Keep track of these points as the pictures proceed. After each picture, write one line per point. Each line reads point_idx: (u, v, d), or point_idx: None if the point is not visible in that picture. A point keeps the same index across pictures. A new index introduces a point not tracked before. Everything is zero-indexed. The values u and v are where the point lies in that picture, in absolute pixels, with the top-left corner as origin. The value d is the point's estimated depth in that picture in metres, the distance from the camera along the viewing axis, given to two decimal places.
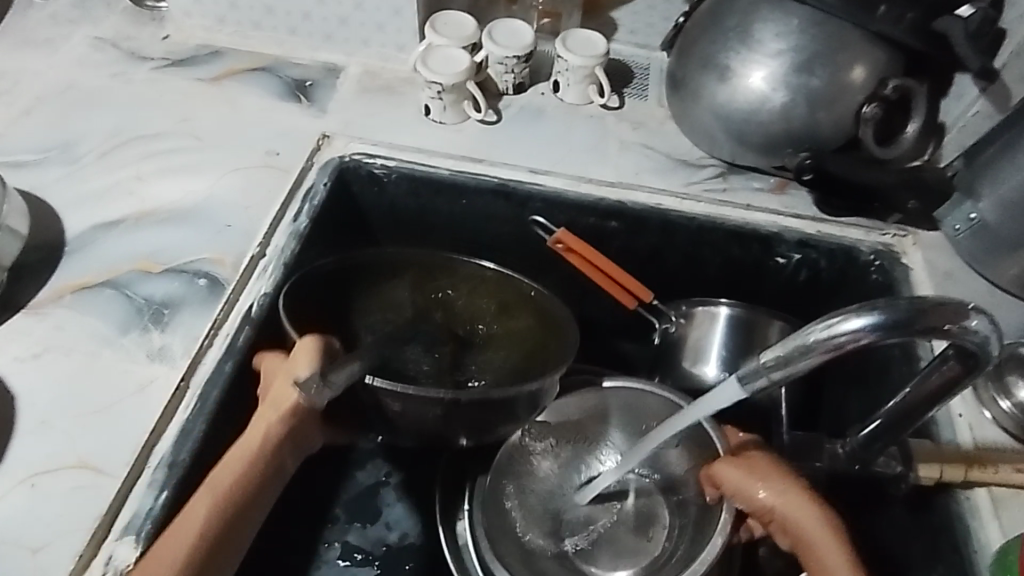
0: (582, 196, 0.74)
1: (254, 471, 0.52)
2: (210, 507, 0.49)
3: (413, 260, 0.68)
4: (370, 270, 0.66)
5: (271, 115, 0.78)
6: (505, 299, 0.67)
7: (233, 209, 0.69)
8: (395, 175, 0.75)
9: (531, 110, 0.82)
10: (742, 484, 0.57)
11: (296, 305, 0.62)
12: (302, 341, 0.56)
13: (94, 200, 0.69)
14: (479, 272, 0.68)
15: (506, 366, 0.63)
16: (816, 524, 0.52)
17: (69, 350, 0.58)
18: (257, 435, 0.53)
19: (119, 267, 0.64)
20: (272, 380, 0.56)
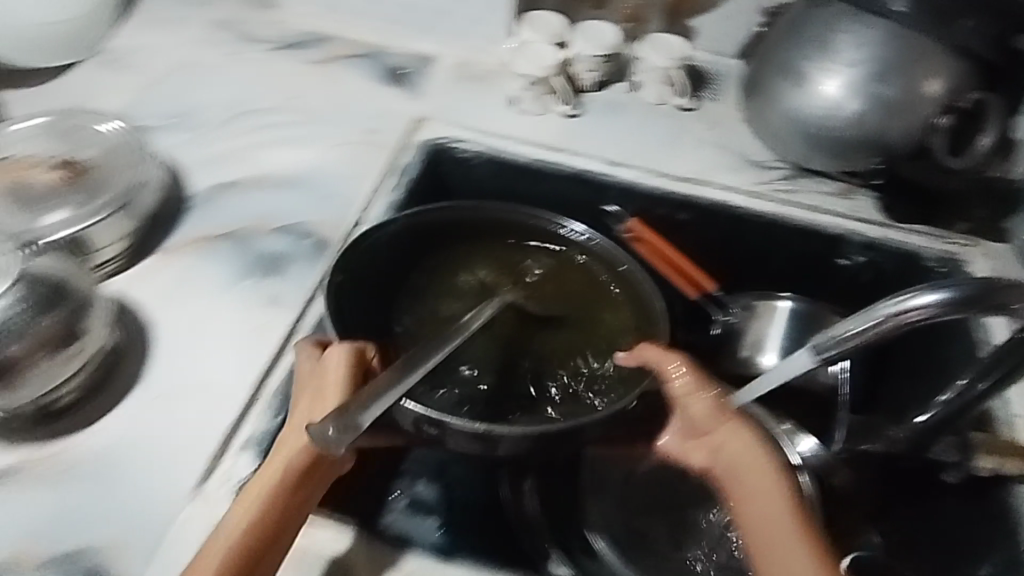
0: (654, 188, 0.80)
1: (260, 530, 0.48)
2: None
3: (490, 221, 0.71)
4: (440, 228, 0.70)
5: (372, 97, 0.85)
6: (585, 264, 0.70)
7: (337, 178, 0.76)
8: (482, 157, 0.81)
9: (610, 106, 0.87)
10: (693, 402, 0.57)
11: (361, 266, 0.65)
12: (338, 351, 0.56)
13: (216, 162, 0.76)
14: (563, 240, 0.71)
15: (571, 343, 0.65)
16: (760, 481, 0.52)
17: (195, 292, 0.65)
18: (267, 482, 0.50)
19: (236, 222, 0.71)
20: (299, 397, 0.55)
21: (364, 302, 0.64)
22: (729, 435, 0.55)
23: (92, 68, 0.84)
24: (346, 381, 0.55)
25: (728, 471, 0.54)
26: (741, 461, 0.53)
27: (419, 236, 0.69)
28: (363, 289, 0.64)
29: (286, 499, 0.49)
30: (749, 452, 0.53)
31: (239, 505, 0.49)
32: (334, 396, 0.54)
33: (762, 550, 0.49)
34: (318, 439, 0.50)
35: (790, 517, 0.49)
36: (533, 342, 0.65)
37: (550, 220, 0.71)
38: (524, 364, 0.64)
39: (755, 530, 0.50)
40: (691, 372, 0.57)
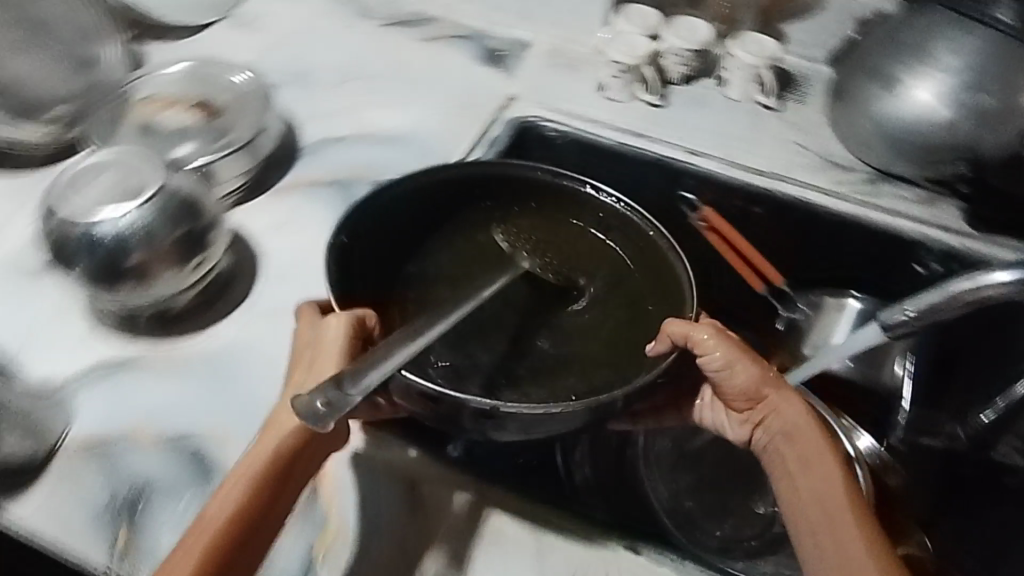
0: (731, 179, 0.82)
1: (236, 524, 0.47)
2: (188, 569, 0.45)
3: (513, 185, 0.68)
4: (463, 189, 0.67)
5: (470, 74, 0.91)
6: (612, 235, 0.66)
7: (432, 143, 0.82)
8: (567, 137, 0.85)
9: (695, 99, 0.89)
10: (738, 373, 0.56)
11: (376, 221, 0.63)
12: (338, 320, 0.53)
13: (326, 119, 0.84)
14: (596, 207, 0.66)
15: (593, 322, 0.62)
16: (816, 452, 0.53)
17: (299, 229, 0.72)
18: (254, 463, 0.49)
19: (340, 172, 0.78)
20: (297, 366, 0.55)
21: (375, 261, 0.62)
22: (786, 407, 0.55)
23: (225, 29, 0.94)
24: (342, 354, 0.53)
25: (779, 442, 0.55)
26: (802, 435, 0.54)
27: (442, 194, 0.67)
28: (377, 245, 0.63)
29: (265, 487, 0.49)
30: (802, 421, 0.54)
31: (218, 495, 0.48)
32: (329, 365, 0.52)
33: (815, 522, 0.50)
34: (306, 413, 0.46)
35: (842, 492, 0.50)
36: (553, 320, 0.63)
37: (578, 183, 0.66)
38: (538, 341, 0.61)
39: (807, 503, 0.51)
40: (717, 343, 0.55)
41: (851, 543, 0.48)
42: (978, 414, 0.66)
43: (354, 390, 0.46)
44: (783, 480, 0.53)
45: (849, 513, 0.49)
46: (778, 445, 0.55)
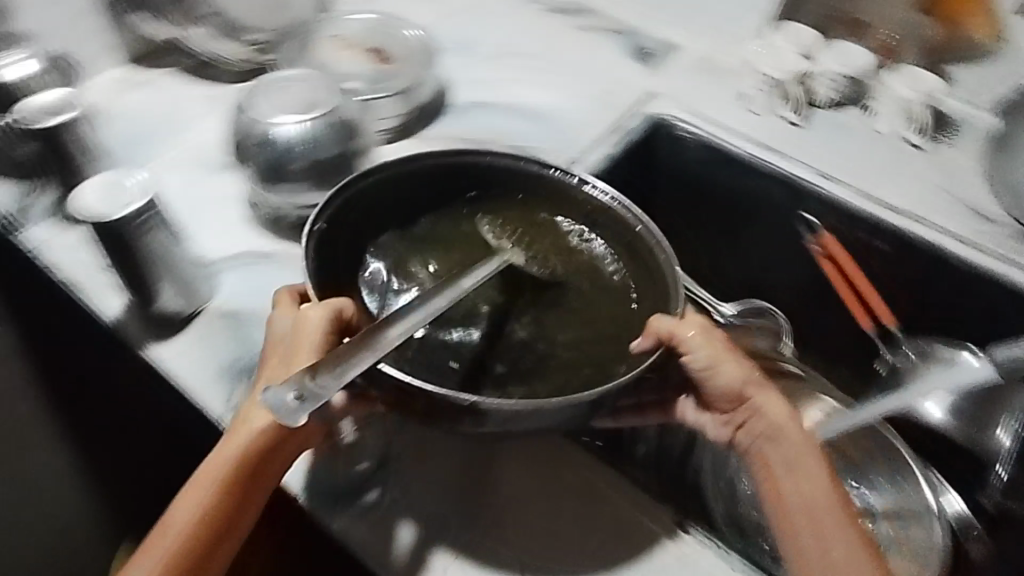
0: (861, 209, 0.80)
1: (212, 512, 0.50)
2: (170, 554, 0.49)
3: (496, 172, 0.66)
4: (447, 174, 0.65)
5: (617, 67, 0.94)
6: (597, 229, 0.64)
7: (568, 122, 0.87)
8: (699, 142, 0.87)
9: (838, 126, 0.88)
10: (726, 371, 0.56)
11: (362, 198, 0.62)
12: (316, 314, 0.53)
13: (476, 85, 0.90)
14: (583, 197, 0.65)
15: (572, 339, 0.59)
16: (799, 449, 0.54)
17: None
18: (226, 456, 0.51)
19: (482, 132, 0.84)
20: (274, 359, 0.54)
21: (355, 241, 0.61)
22: (767, 406, 0.55)
23: None
24: (317, 349, 0.52)
25: (761, 441, 0.55)
26: (787, 434, 0.54)
27: (427, 175, 0.65)
28: (358, 221, 0.61)
29: (240, 478, 0.51)
30: (784, 419, 0.55)
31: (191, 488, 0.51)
32: (305, 356, 0.52)
33: (802, 522, 0.50)
34: (281, 410, 0.46)
35: (828, 490, 0.52)
36: (522, 321, 0.60)
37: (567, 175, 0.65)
38: (507, 352, 0.58)
39: (797, 502, 0.51)
40: (703, 340, 0.56)
41: (838, 538, 0.50)
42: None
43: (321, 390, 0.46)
44: (766, 477, 0.53)
45: (834, 509, 0.51)
46: (760, 446, 0.55)
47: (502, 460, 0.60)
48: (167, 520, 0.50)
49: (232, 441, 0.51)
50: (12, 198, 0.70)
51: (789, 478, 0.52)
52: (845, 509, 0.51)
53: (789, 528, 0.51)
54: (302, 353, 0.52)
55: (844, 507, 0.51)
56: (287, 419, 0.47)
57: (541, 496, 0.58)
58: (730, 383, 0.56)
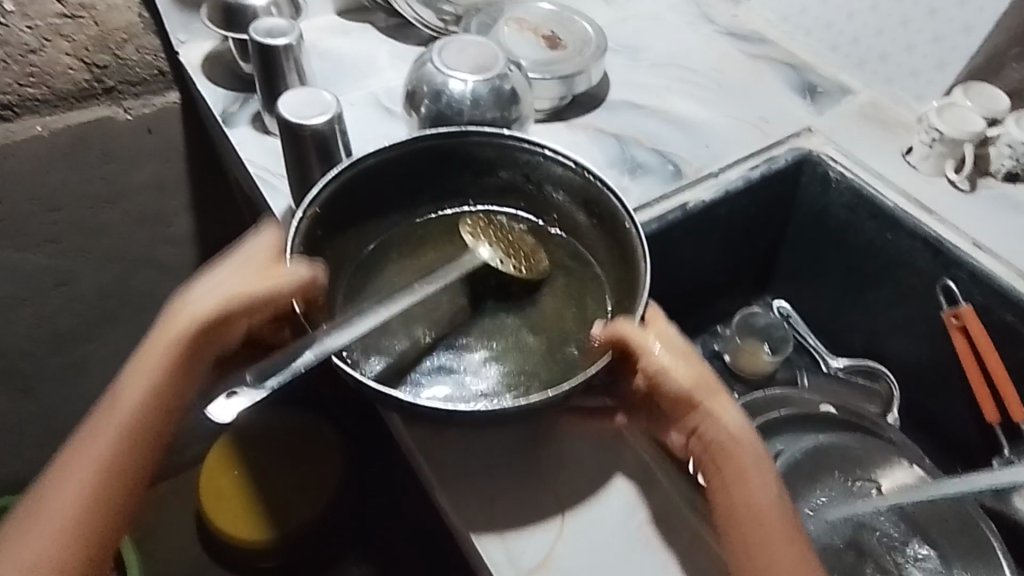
0: (1013, 290, 0.74)
1: (147, 400, 0.57)
2: (123, 420, 0.56)
3: (504, 153, 0.69)
4: (461, 153, 0.69)
5: (780, 97, 0.93)
6: (593, 214, 0.69)
7: (715, 138, 0.88)
8: (845, 184, 0.84)
9: (1005, 201, 0.82)
10: (677, 373, 0.56)
11: (379, 171, 0.67)
12: (284, 279, 0.57)
13: (634, 87, 0.93)
14: (581, 182, 0.68)
15: (538, 328, 0.66)
16: (754, 453, 0.54)
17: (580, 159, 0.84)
18: (172, 339, 0.57)
19: (628, 131, 0.88)
20: (225, 291, 0.58)
21: (349, 211, 0.66)
22: (717, 410, 0.55)
23: None
24: (268, 305, 0.58)
25: (714, 451, 0.54)
26: (740, 441, 0.54)
27: (439, 153, 0.69)
28: (372, 191, 0.68)
29: (185, 349, 0.57)
30: (734, 422, 0.55)
31: (136, 371, 0.58)
32: (258, 308, 0.58)
33: (753, 538, 0.51)
34: (212, 408, 0.50)
35: (775, 499, 0.53)
36: (494, 297, 0.67)
37: (564, 158, 0.67)
38: (475, 327, 0.65)
39: (749, 519, 0.51)
40: (663, 350, 0.56)
41: (787, 562, 0.50)
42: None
43: (243, 399, 0.51)
44: (722, 491, 0.53)
45: (783, 526, 0.52)
46: (714, 457, 0.54)
47: (572, 427, 0.61)
48: (111, 402, 0.57)
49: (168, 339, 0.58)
50: (224, 103, 0.83)
51: (742, 489, 0.53)
52: (791, 521, 0.53)
53: (744, 548, 0.51)
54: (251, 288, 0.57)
55: (791, 521, 0.52)
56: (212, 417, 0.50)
57: (594, 470, 0.59)
58: (687, 388, 0.56)
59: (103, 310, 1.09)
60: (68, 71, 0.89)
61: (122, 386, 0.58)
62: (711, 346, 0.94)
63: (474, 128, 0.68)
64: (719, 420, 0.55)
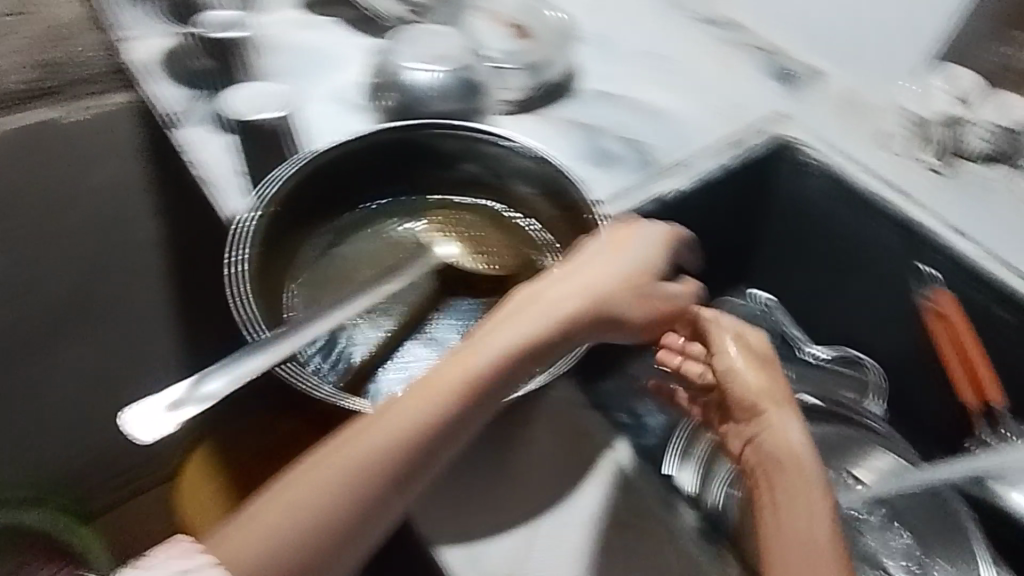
0: (989, 273, 0.73)
1: (455, 401, 0.48)
2: (434, 409, 0.48)
3: (467, 147, 0.70)
4: (424, 148, 0.71)
5: (753, 84, 0.92)
6: (558, 204, 0.68)
7: (690, 127, 0.86)
8: (822, 171, 0.83)
9: (979, 184, 0.81)
10: (745, 377, 0.56)
11: (343, 167, 0.68)
12: (677, 302, 0.60)
13: (606, 77, 0.91)
14: (540, 168, 0.68)
15: None
16: (813, 477, 0.51)
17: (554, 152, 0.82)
18: (532, 321, 0.53)
19: (602, 123, 0.86)
20: (620, 289, 0.57)
21: (309, 209, 0.67)
22: (779, 428, 0.54)
23: None
24: (648, 311, 0.59)
25: (769, 466, 0.52)
26: (795, 460, 0.52)
27: (402, 148, 0.71)
28: (334, 188, 0.68)
29: (546, 342, 0.53)
30: (790, 450, 0.53)
31: (456, 354, 0.51)
32: (637, 313, 0.58)
33: (792, 561, 0.47)
34: (137, 424, 0.48)
35: (824, 527, 0.48)
36: (455, 293, 0.65)
37: (525, 147, 0.69)
38: (438, 327, 0.63)
39: (791, 542, 0.47)
40: (731, 346, 0.58)
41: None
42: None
43: (186, 409, 0.50)
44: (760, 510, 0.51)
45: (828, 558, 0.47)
46: (767, 474, 0.52)
47: (540, 424, 0.60)
48: (435, 374, 0.50)
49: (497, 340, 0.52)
50: (181, 101, 0.80)
51: (787, 515, 0.49)
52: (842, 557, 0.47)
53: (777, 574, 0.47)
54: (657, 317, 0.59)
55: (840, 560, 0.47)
56: (157, 431, 0.48)
57: (566, 466, 0.58)
58: (754, 396, 0.55)
59: (65, 318, 1.05)
60: (22, 68, 0.94)
61: (452, 364, 0.50)
62: None
63: (434, 122, 0.70)
64: (776, 440, 0.53)
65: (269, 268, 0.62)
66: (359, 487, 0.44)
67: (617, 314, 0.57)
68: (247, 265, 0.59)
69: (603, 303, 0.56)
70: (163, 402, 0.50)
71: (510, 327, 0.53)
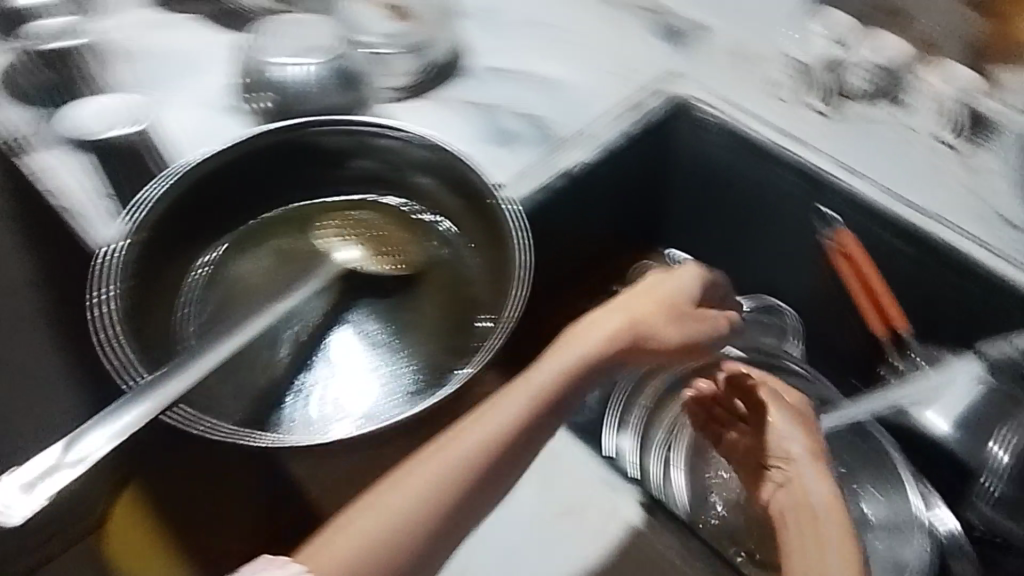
0: (881, 207, 0.75)
1: (506, 446, 0.43)
2: (486, 446, 0.43)
3: (357, 143, 0.66)
4: (310, 148, 0.66)
5: (644, 45, 0.91)
6: (461, 192, 0.65)
7: (588, 96, 0.85)
8: (720, 126, 0.83)
9: (865, 120, 0.82)
10: (790, 436, 0.56)
11: (218, 177, 0.63)
12: (709, 317, 0.53)
13: (496, 53, 0.88)
14: (438, 158, 0.65)
15: (417, 321, 0.61)
16: (834, 514, 0.51)
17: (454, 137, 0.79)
18: (567, 359, 0.48)
19: (498, 101, 0.83)
20: (655, 309, 0.52)
21: (186, 225, 0.61)
22: (808, 472, 0.53)
23: None
24: (681, 333, 0.52)
25: (789, 511, 0.52)
26: (815, 499, 0.52)
27: (284, 150, 0.65)
28: (210, 202, 0.63)
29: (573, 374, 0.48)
30: (817, 492, 0.52)
31: (502, 395, 0.46)
32: (670, 334, 0.51)
33: None
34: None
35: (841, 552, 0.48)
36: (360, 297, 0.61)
37: (417, 138, 0.65)
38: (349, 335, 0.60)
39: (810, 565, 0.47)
40: (771, 399, 0.59)
41: None
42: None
43: (56, 478, 0.46)
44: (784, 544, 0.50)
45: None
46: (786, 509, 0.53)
47: None
48: (490, 405, 0.45)
49: (568, 352, 0.49)
50: (25, 124, 0.71)
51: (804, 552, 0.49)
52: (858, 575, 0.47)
53: None
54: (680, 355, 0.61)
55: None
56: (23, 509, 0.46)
57: None
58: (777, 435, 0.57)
59: None
60: None
61: (505, 402, 0.45)
62: None
63: (317, 118, 0.65)
64: (803, 480, 0.53)
65: (144, 297, 0.57)
66: (450, 496, 0.41)
67: (658, 340, 0.51)
68: (118, 300, 0.54)
69: (639, 320, 0.51)
70: (22, 478, 0.46)
71: (555, 358, 0.48)
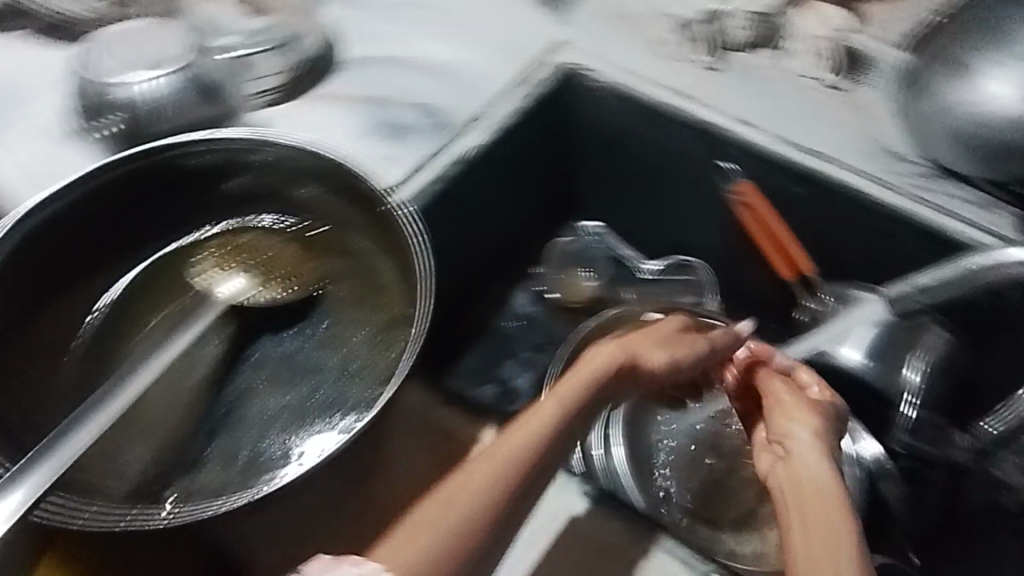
0: (774, 154, 0.76)
1: (540, 457, 0.41)
2: (525, 455, 0.40)
3: (231, 158, 0.62)
4: (180, 170, 0.61)
5: (525, 16, 0.88)
6: (350, 198, 0.61)
7: (473, 76, 0.81)
8: (611, 92, 0.82)
9: (749, 69, 0.83)
10: (795, 422, 0.52)
11: (76, 218, 0.57)
12: (700, 344, 0.59)
13: (372, 40, 0.83)
14: (319, 162, 0.60)
15: (325, 340, 0.60)
16: (839, 497, 0.44)
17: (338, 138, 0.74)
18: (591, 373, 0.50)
19: (381, 92, 0.78)
20: (650, 337, 0.57)
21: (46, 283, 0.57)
22: (811, 446, 0.50)
23: None
24: (671, 354, 0.56)
25: (787, 489, 0.46)
26: (817, 477, 0.47)
27: (151, 177, 0.60)
28: (75, 249, 0.58)
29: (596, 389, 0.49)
30: (819, 468, 0.47)
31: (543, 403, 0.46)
32: (659, 356, 0.56)
33: None
34: None
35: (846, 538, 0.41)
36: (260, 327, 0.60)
37: (293, 145, 0.60)
38: (255, 365, 0.59)
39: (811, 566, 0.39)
40: (776, 382, 0.58)
41: None
42: (979, 422, 0.64)
43: None
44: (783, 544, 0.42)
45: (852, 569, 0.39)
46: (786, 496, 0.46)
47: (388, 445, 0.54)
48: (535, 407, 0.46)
49: (595, 366, 0.51)
50: None
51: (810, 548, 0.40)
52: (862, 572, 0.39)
53: None
54: (661, 353, 0.56)
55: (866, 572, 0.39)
56: None
57: None
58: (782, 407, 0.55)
59: None
60: None
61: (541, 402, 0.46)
62: (535, 290, 0.91)
63: (179, 138, 0.60)
64: (806, 455, 0.49)
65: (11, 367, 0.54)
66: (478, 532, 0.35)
67: (651, 361, 0.55)
68: None
69: (635, 345, 0.55)
70: None
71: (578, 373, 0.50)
